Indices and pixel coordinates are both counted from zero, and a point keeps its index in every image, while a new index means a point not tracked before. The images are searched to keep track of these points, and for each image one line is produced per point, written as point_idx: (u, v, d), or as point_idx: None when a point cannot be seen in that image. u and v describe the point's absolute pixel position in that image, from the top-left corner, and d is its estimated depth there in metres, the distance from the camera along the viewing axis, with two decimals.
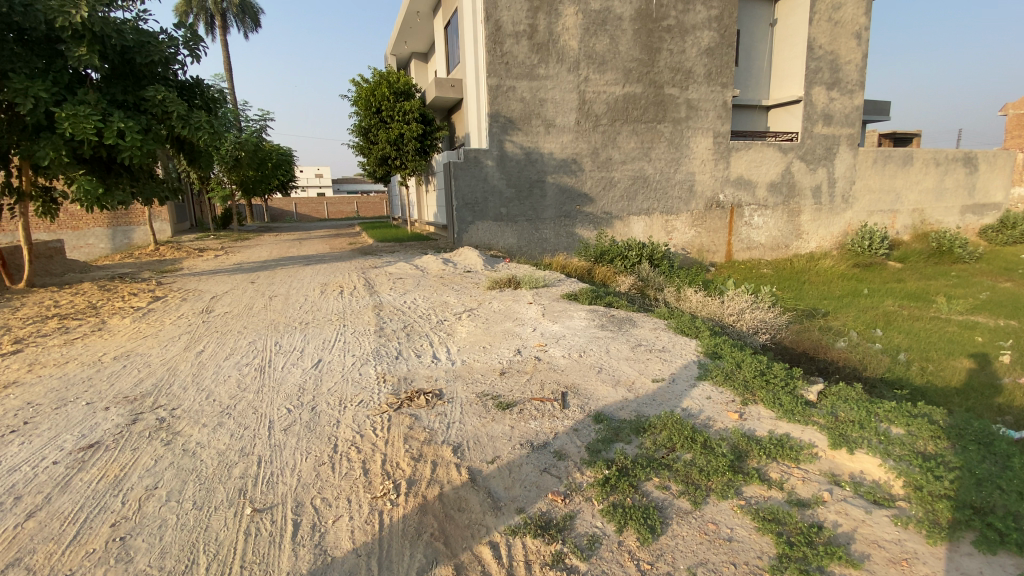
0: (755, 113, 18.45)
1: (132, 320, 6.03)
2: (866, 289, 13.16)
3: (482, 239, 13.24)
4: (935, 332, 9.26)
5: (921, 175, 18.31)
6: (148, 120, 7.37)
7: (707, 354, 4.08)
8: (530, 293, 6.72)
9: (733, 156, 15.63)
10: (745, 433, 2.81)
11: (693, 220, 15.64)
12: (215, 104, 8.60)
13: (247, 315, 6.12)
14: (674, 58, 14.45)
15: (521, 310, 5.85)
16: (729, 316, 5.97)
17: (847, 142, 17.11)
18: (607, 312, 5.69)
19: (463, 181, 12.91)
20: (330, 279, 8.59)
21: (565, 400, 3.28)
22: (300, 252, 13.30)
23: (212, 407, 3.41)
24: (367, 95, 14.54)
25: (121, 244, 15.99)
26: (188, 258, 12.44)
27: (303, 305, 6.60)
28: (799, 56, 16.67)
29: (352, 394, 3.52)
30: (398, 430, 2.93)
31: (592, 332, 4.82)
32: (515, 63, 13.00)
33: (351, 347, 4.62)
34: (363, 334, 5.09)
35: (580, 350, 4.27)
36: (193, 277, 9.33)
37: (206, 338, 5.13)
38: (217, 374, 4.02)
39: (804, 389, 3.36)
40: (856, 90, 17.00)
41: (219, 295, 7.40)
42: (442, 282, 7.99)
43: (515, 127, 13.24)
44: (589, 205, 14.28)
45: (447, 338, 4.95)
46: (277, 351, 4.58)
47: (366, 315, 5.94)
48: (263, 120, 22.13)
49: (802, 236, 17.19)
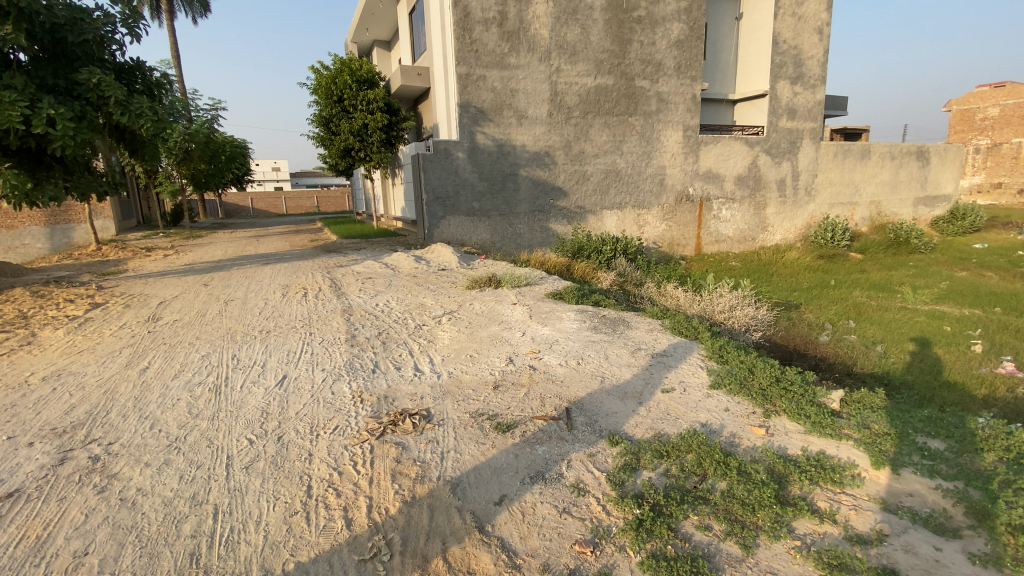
0: (723, 107, 18.58)
1: (66, 331, 5.30)
2: (833, 280, 13.41)
3: (453, 235, 12.74)
4: (905, 322, 9.39)
5: (877, 169, 18.88)
6: (82, 107, 6.53)
7: (713, 359, 3.80)
8: (511, 293, 6.35)
9: (703, 150, 15.66)
10: (779, 454, 2.52)
11: (665, 213, 15.60)
12: (159, 89, 7.76)
13: (201, 323, 5.48)
14: (645, 49, 14.29)
15: (504, 313, 5.46)
16: (720, 312, 5.75)
17: (810, 136, 17.43)
18: (597, 312, 5.36)
19: (432, 174, 12.37)
20: (293, 280, 7.97)
21: (571, 418, 2.92)
22: (259, 250, 12.47)
23: (158, 441, 2.87)
24: (328, 84, 13.75)
25: (59, 244, 14.66)
26: (133, 258, 11.46)
27: (265, 310, 6.01)
28: (764, 50, 16.81)
29: (327, 418, 3.05)
30: (383, 465, 2.50)
31: (586, 335, 4.47)
32: (485, 51, 12.51)
33: (322, 360, 4.11)
34: (334, 343, 4.58)
35: (578, 358, 3.91)
36: (139, 280, 8.48)
37: (153, 352, 4.50)
38: (166, 398, 3.45)
39: (826, 397, 3.11)
40: (818, 85, 17.33)
41: (168, 301, 6.68)
42: (416, 282, 7.51)
43: (485, 118, 12.77)
44: (562, 199, 13.99)
45: (428, 346, 4.50)
46: (237, 366, 4.03)
47: (335, 321, 5.42)
48: (215, 109, 20.76)
49: (768, 229, 17.46)
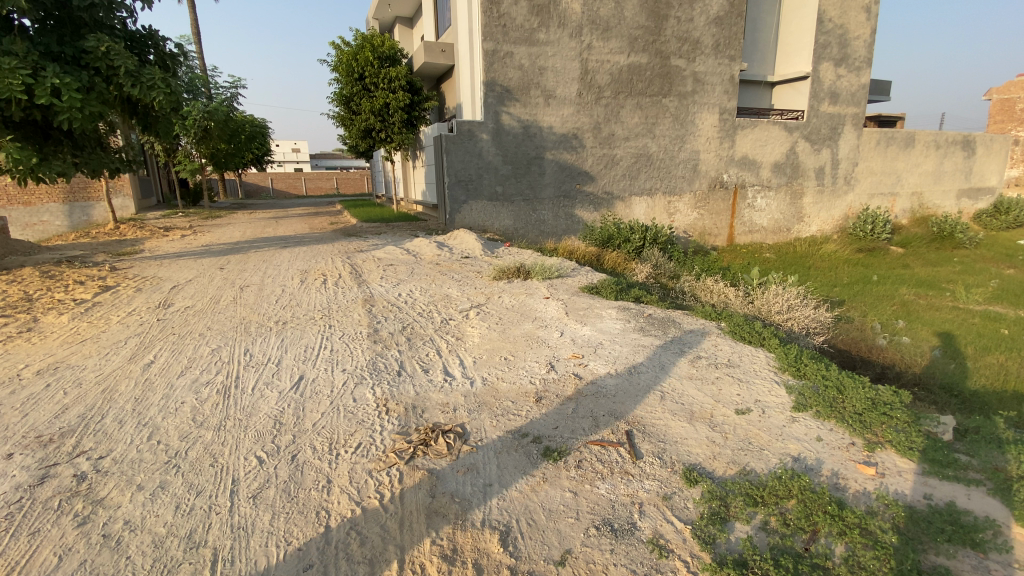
0: (760, 90, 17.64)
1: (73, 317, 5.00)
2: (875, 276, 12.62)
3: (476, 220, 12.28)
4: (958, 323, 8.66)
5: (922, 158, 17.79)
6: (90, 77, 6.16)
7: (787, 372, 3.30)
8: (543, 286, 5.87)
9: (739, 134, 14.85)
10: (901, 503, 2.05)
11: (696, 201, 14.89)
12: (173, 61, 7.36)
13: (213, 311, 5.14)
14: (682, 26, 13.48)
15: (538, 308, 4.99)
16: (777, 313, 5.20)
17: (852, 121, 16.45)
18: (641, 309, 4.87)
19: (455, 157, 11.87)
20: (312, 265, 7.62)
21: (634, 445, 2.47)
22: (277, 232, 12.17)
23: (154, 457, 2.50)
24: (349, 61, 13.25)
25: (79, 221, 14.53)
26: (151, 238, 11.26)
27: (280, 298, 5.66)
28: (808, 29, 15.82)
29: (348, 433, 2.65)
30: (414, 501, 2.09)
31: (634, 339, 3.98)
32: (513, 26, 11.89)
33: (341, 359, 3.71)
34: (355, 338, 4.18)
35: (628, 366, 3.44)
36: (153, 261, 8.20)
37: (160, 344, 4.16)
38: (169, 400, 3.10)
39: (936, 425, 2.60)
40: (863, 67, 16.29)
41: (181, 285, 6.37)
42: (440, 271, 7.08)
43: (512, 97, 12.20)
44: (589, 184, 13.38)
45: (457, 345, 4.07)
46: (250, 363, 3.66)
47: (356, 312, 5.03)
48: (234, 87, 20.37)
49: (804, 220, 16.61)
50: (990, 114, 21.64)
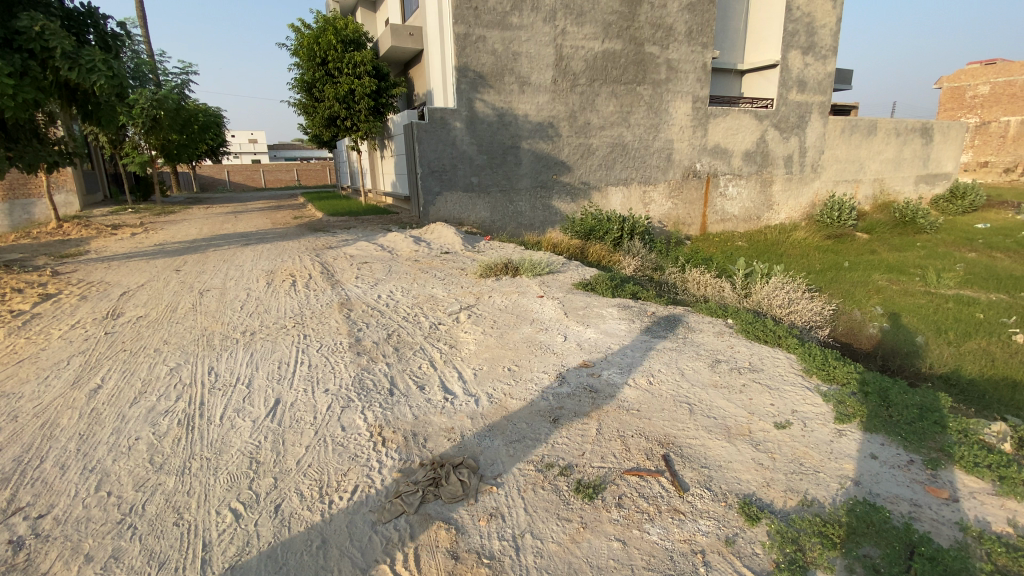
0: (731, 78, 17.67)
1: (4, 332, 4.35)
2: (847, 262, 12.79)
3: (450, 213, 11.81)
4: (933, 308, 8.76)
5: (883, 146, 18.24)
6: (24, 61, 5.37)
7: (815, 377, 3.08)
8: (534, 283, 5.53)
9: (712, 123, 14.82)
10: (991, 538, 1.84)
11: (671, 190, 14.80)
12: (117, 42, 6.54)
13: (170, 321, 4.57)
14: (655, 12, 13.26)
15: (533, 309, 4.65)
16: (778, 306, 5.02)
17: (819, 110, 16.69)
18: (642, 307, 4.60)
19: (427, 146, 11.34)
20: (278, 265, 7.03)
21: (676, 472, 2.18)
22: (237, 228, 11.38)
23: (104, 515, 2.05)
24: (310, 44, 12.44)
25: (20, 220, 13.11)
26: (97, 237, 10.32)
27: (247, 303, 5.12)
28: (776, 17, 15.89)
29: (342, 472, 2.26)
30: (434, 564, 1.74)
31: (644, 341, 3.67)
32: (485, 9, 11.40)
33: (322, 377, 3.27)
34: (335, 351, 3.73)
35: (646, 373, 3.12)
36: (100, 264, 7.44)
37: (110, 363, 3.61)
38: (120, 437, 2.61)
39: (989, 433, 2.43)
40: (829, 56, 16.51)
41: (132, 291, 5.73)
42: (420, 268, 6.64)
43: (485, 84, 11.73)
44: (566, 174, 13.07)
45: (452, 355, 3.68)
46: (217, 386, 3.17)
47: (333, 318, 4.57)
48: (185, 73, 19.04)
49: (774, 207, 16.81)
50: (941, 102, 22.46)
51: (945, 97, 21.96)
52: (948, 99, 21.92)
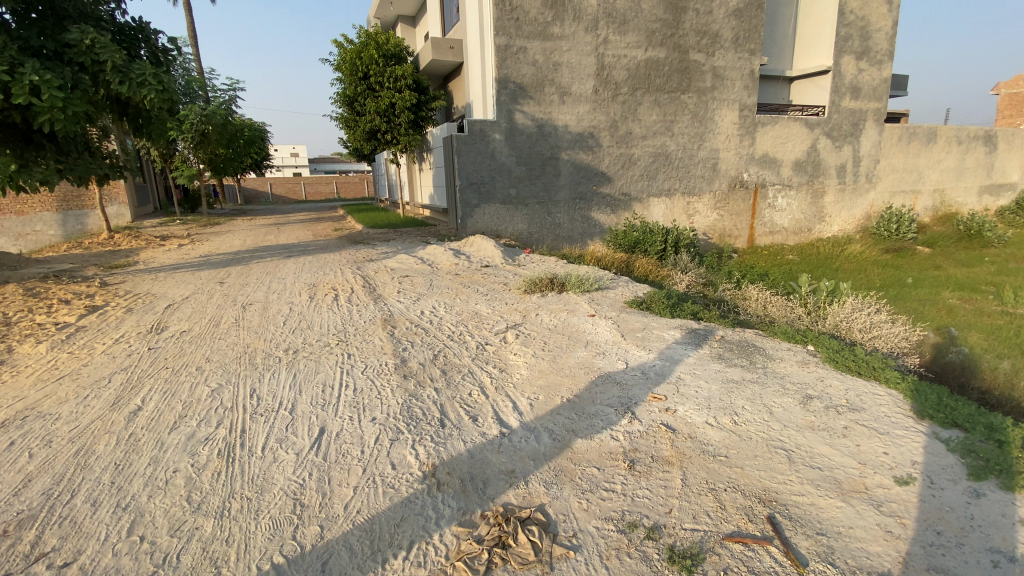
0: (779, 85, 16.98)
1: (51, 346, 4.33)
2: (911, 278, 11.90)
3: (488, 225, 11.62)
4: (1014, 329, 7.99)
5: (944, 154, 17.14)
6: (74, 74, 5.48)
7: (930, 421, 2.69)
8: (583, 300, 5.20)
9: (759, 131, 14.22)
10: None
11: (715, 201, 14.23)
12: (167, 57, 6.66)
13: (212, 337, 4.48)
14: (701, 19, 12.86)
15: (586, 330, 4.34)
16: (857, 331, 4.57)
17: (874, 117, 15.82)
18: (708, 329, 4.23)
19: (466, 158, 11.23)
20: (319, 278, 6.97)
21: (789, 542, 1.88)
22: (279, 240, 11.51)
23: (135, 566, 1.86)
24: (353, 59, 12.59)
25: (73, 231, 13.89)
26: (146, 248, 10.59)
27: (288, 318, 5.00)
28: (828, 22, 15.20)
29: (395, 523, 2.01)
30: None
31: (717, 371, 3.29)
32: (526, 20, 11.27)
33: (368, 404, 3.04)
34: (381, 373, 3.51)
35: (728, 410, 2.76)
36: (147, 275, 7.56)
37: (150, 382, 3.49)
38: (157, 469, 2.44)
39: None
40: (885, 61, 15.65)
41: (177, 304, 5.72)
42: (461, 283, 6.42)
43: (525, 94, 11.57)
44: (606, 185, 12.73)
45: (504, 381, 3.39)
46: (259, 411, 2.99)
47: (376, 336, 4.37)
48: (232, 89, 19.71)
49: (825, 219, 15.94)
50: (1001, 108, 21.09)
51: (1007, 103, 20.63)
52: (1009, 105, 20.59)
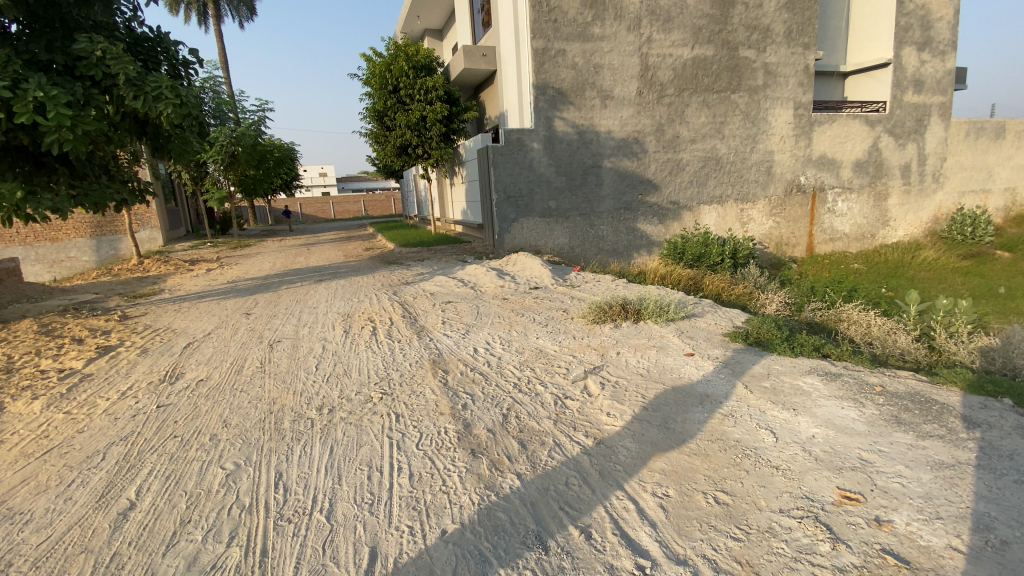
0: (832, 82, 15.80)
1: (48, 403, 3.65)
2: (1003, 287, 10.52)
3: (528, 239, 10.82)
4: None
5: (1015, 150, 15.55)
6: (85, 89, 4.91)
7: None
8: (670, 333, 4.31)
9: (816, 131, 13.08)
10: None
11: (771, 207, 13.10)
12: (188, 70, 6.10)
13: (234, 389, 3.73)
14: (751, 13, 11.90)
15: (691, 375, 3.44)
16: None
17: (940, 112, 14.44)
18: (856, 374, 3.29)
19: (504, 170, 10.49)
20: (354, 306, 6.23)
21: None
22: (309, 262, 10.91)
23: None
24: (382, 72, 12.05)
25: (107, 256, 13.66)
26: (174, 274, 10.12)
27: (319, 361, 4.24)
28: (887, 11, 14.03)
29: None
30: None
31: (912, 449, 2.39)
32: (565, 21, 10.55)
33: (433, 506, 2.18)
34: (442, 447, 2.67)
35: (977, 525, 1.89)
36: (170, 306, 6.97)
37: (152, 461, 2.74)
38: None
39: None
40: (950, 51, 14.34)
41: (198, 343, 5.03)
42: (513, 310, 5.59)
43: (565, 100, 10.81)
44: (652, 194, 11.78)
45: (609, 460, 2.49)
46: (286, 515, 2.19)
47: (427, 386, 3.55)
48: (263, 110, 19.65)
49: (890, 224, 14.55)
50: None
51: None
52: None
